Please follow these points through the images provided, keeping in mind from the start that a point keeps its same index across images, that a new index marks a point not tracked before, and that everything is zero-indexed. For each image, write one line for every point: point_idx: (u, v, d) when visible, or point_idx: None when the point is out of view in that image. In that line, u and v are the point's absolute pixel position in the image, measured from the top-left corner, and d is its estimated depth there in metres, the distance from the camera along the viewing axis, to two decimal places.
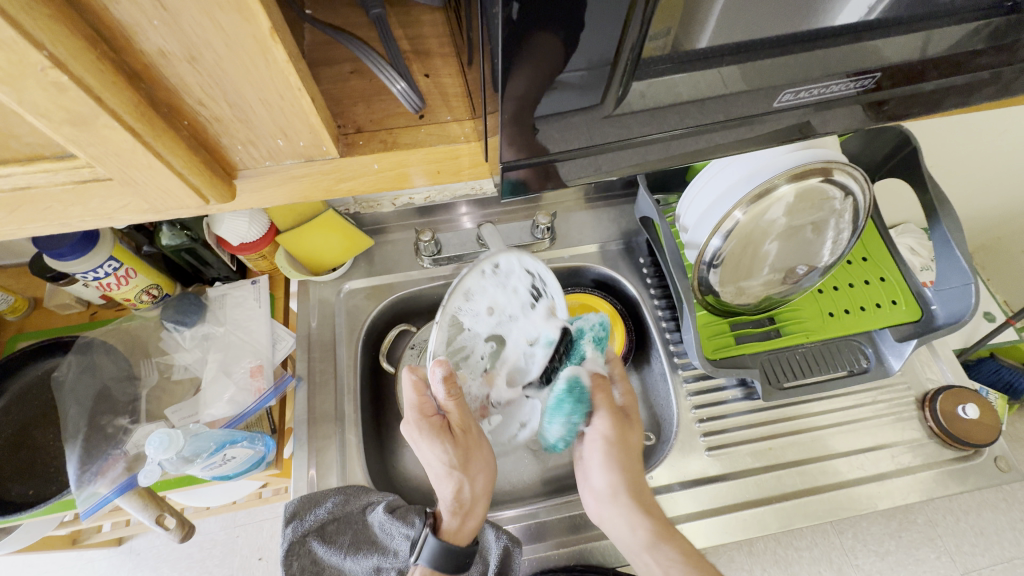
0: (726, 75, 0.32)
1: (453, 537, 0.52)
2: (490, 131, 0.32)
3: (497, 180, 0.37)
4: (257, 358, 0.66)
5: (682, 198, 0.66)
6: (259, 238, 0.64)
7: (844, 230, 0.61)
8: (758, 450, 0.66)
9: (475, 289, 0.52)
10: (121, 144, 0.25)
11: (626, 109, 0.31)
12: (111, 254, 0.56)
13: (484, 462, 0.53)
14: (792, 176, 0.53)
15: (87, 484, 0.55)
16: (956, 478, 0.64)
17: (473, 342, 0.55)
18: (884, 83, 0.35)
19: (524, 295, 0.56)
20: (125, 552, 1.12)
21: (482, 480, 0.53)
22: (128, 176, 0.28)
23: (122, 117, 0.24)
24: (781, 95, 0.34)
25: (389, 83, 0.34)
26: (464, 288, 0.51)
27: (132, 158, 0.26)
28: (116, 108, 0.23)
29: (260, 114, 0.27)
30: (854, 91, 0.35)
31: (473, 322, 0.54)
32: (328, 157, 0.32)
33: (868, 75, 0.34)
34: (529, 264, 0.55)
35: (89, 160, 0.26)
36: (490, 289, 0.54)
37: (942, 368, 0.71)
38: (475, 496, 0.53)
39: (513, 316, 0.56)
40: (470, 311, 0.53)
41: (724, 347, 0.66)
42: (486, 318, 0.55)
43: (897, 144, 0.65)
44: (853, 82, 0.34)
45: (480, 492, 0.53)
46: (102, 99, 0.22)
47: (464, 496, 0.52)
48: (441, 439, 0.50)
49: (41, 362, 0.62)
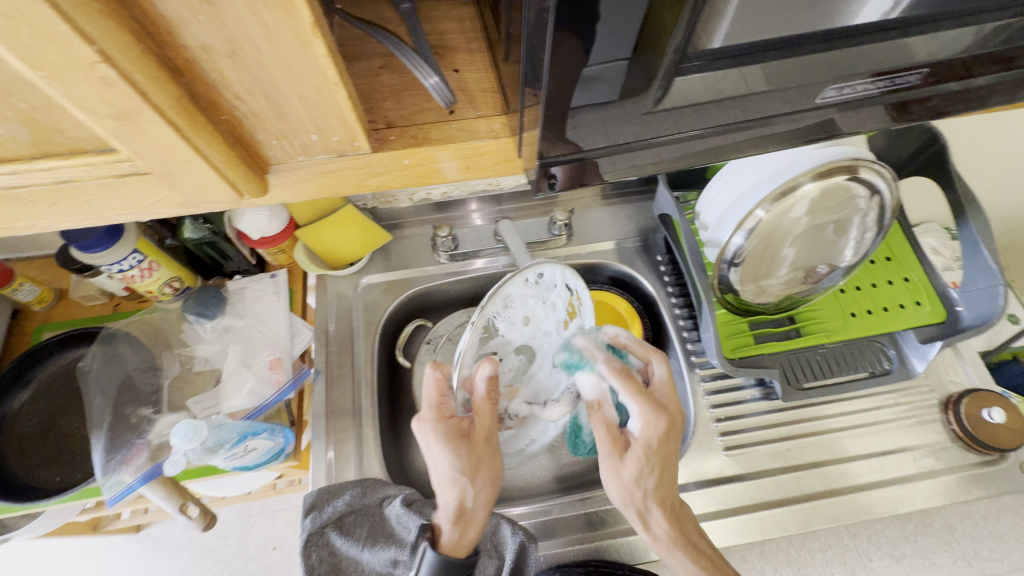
0: (763, 72, 0.31)
1: (454, 553, 0.50)
2: (523, 127, 0.32)
3: (525, 176, 0.36)
4: (276, 352, 0.66)
5: (703, 195, 0.65)
6: (279, 232, 0.65)
7: (869, 230, 0.60)
8: (777, 450, 0.65)
9: (518, 299, 0.56)
10: (160, 139, 0.25)
11: (661, 104, 0.31)
12: (135, 247, 0.57)
13: (493, 476, 0.53)
14: (818, 173, 0.52)
15: (112, 472, 0.56)
16: (981, 483, 0.63)
17: (507, 350, 0.58)
18: (925, 81, 0.34)
19: (561, 313, 0.60)
20: (144, 538, 1.15)
21: (488, 494, 0.52)
22: (166, 171, 0.28)
23: (163, 112, 0.24)
24: (824, 92, 0.34)
25: (422, 79, 0.34)
26: (513, 304, 0.56)
27: (172, 153, 0.26)
28: (159, 103, 0.23)
29: (295, 110, 0.28)
30: (897, 88, 0.35)
31: (509, 332, 0.57)
32: (359, 153, 0.32)
33: (910, 72, 0.33)
34: (571, 281, 0.60)
35: (128, 155, 0.27)
36: (529, 299, 0.58)
37: (967, 370, 0.70)
38: (479, 508, 0.52)
39: (547, 331, 0.60)
40: (506, 319, 0.56)
41: (743, 347, 0.66)
42: (521, 328, 0.58)
43: (923, 141, 0.64)
44: (897, 78, 0.34)
45: (486, 504, 0.52)
46: (146, 95, 0.23)
47: (469, 505, 0.51)
48: (459, 444, 0.51)
49: (68, 352, 0.64)
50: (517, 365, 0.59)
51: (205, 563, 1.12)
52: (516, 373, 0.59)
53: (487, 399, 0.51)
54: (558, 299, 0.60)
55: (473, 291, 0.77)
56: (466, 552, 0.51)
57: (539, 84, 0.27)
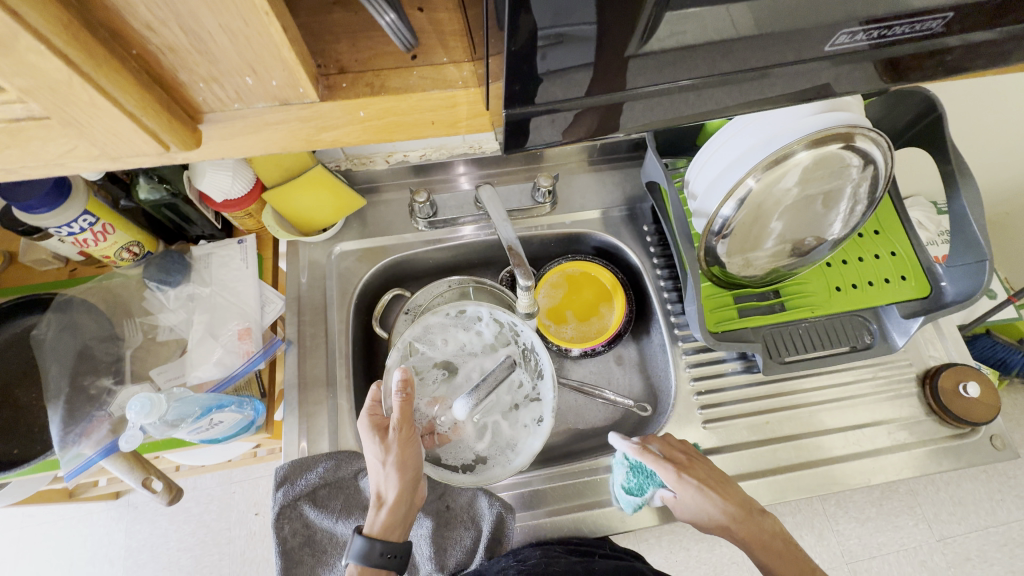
0: (764, 13, 0.28)
1: (376, 534, 0.48)
2: (489, 75, 0.28)
3: (497, 136, 0.33)
4: (245, 321, 0.63)
5: (692, 163, 0.62)
6: (245, 194, 0.61)
7: (860, 202, 0.59)
8: (754, 423, 0.65)
9: (437, 328, 0.64)
10: (52, 75, 0.22)
11: (647, 51, 0.28)
12: (87, 207, 0.53)
13: (411, 462, 0.51)
14: (811, 141, 0.49)
15: (71, 445, 0.54)
16: (950, 455, 0.65)
17: (427, 366, 0.63)
18: (948, 27, 0.30)
19: (486, 338, 0.65)
20: (123, 505, 1.13)
21: (401, 479, 0.49)
22: (69, 114, 0.24)
23: (48, 40, 0.20)
24: (835, 38, 0.30)
25: (375, 15, 0.28)
26: (432, 331, 0.63)
27: (71, 93, 0.23)
28: (41, 28, 0.20)
29: (221, 45, 0.24)
30: (916, 35, 0.31)
31: (430, 351, 0.63)
32: (306, 101, 0.28)
33: (935, 17, 0.29)
34: (498, 316, 0.64)
35: (20, 95, 0.23)
36: (450, 327, 0.64)
37: (946, 345, 0.70)
38: (392, 487, 0.49)
39: (472, 352, 0.65)
40: (427, 339, 0.63)
41: (727, 320, 0.64)
42: (444, 348, 0.64)
43: (922, 110, 0.61)
44: (914, 24, 0.30)
45: (398, 485, 0.49)
46: (19, 14, 0.19)
47: (384, 486, 0.50)
48: (379, 438, 0.51)
49: (19, 320, 0.60)
50: (443, 376, 0.64)
51: (187, 528, 1.12)
52: (444, 383, 0.64)
53: (401, 400, 0.50)
54: (483, 327, 0.65)
55: (453, 260, 0.75)
56: (388, 538, 0.49)
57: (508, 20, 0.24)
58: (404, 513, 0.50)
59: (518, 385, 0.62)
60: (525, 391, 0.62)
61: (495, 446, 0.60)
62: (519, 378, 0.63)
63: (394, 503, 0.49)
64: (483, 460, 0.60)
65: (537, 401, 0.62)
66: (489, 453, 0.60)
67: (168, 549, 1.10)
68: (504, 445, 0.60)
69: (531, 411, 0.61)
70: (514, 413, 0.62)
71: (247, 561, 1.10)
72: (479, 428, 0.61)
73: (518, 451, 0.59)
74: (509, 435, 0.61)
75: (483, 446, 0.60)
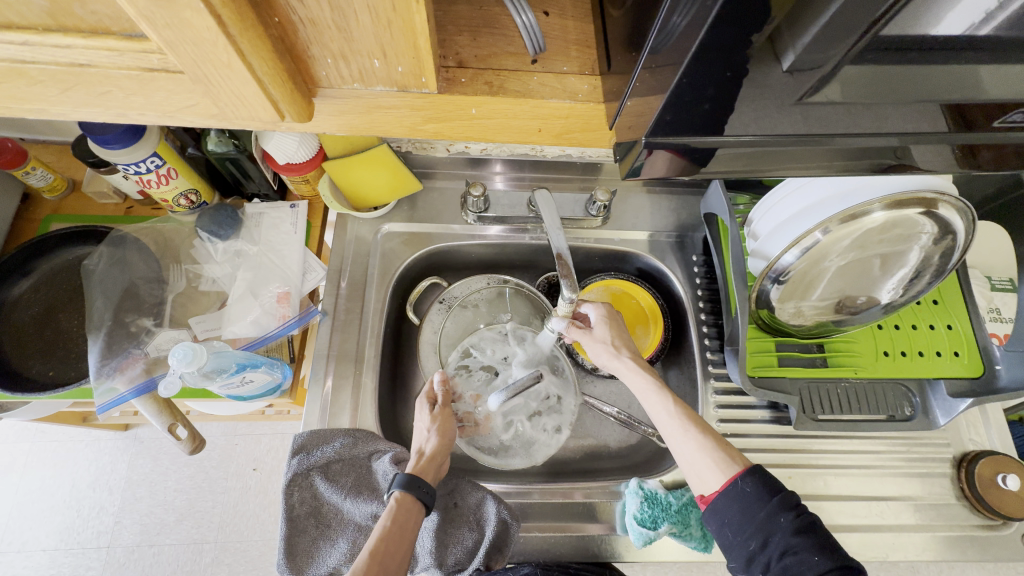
0: (918, 75, 0.27)
1: (416, 473, 0.53)
2: (629, 93, 0.30)
3: (615, 151, 0.35)
4: (285, 285, 0.64)
5: (757, 203, 0.61)
6: (306, 161, 0.61)
7: (926, 271, 0.56)
8: (776, 476, 0.63)
9: (489, 340, 0.68)
10: (200, 32, 0.22)
11: (792, 98, 0.27)
12: (156, 150, 0.53)
13: (450, 432, 0.58)
14: (892, 202, 0.47)
15: (105, 378, 0.55)
16: (976, 545, 0.62)
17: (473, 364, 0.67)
18: None
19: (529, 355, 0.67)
20: (130, 438, 1.16)
21: (442, 441, 0.57)
22: (202, 71, 0.25)
23: (209, 1, 0.21)
24: (964, 106, 0.29)
25: (514, 14, 0.31)
26: (483, 341, 0.68)
27: (211, 51, 0.24)
28: None
29: (362, 25, 0.25)
30: None
31: (479, 355, 0.67)
32: (424, 90, 0.30)
33: None
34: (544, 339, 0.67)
35: (161, 46, 0.24)
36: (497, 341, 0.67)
37: (989, 431, 0.67)
38: (432, 442, 0.56)
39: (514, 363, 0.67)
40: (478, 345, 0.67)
41: (764, 366, 0.63)
42: (491, 355, 0.67)
43: (1005, 186, 0.59)
44: None
45: (437, 442, 0.56)
46: None
47: (424, 443, 0.57)
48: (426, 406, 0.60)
49: (74, 248, 0.62)
50: (486, 377, 0.67)
51: (185, 471, 1.14)
52: (484, 384, 0.66)
53: (442, 381, 0.61)
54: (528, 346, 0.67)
55: (495, 257, 0.74)
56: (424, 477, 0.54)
57: (672, 44, 0.24)
58: (439, 466, 0.56)
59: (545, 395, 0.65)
60: (551, 402, 0.65)
61: (517, 438, 0.64)
62: (547, 390, 0.65)
63: (431, 455, 0.55)
64: (506, 449, 0.64)
65: (560, 411, 0.65)
66: (511, 445, 0.64)
67: (166, 487, 1.13)
68: (527, 444, 0.64)
69: (553, 418, 0.65)
70: (538, 417, 0.65)
71: (237, 514, 1.12)
72: (506, 422, 0.65)
73: (535, 450, 0.63)
74: (531, 435, 0.64)
75: (508, 440, 0.64)
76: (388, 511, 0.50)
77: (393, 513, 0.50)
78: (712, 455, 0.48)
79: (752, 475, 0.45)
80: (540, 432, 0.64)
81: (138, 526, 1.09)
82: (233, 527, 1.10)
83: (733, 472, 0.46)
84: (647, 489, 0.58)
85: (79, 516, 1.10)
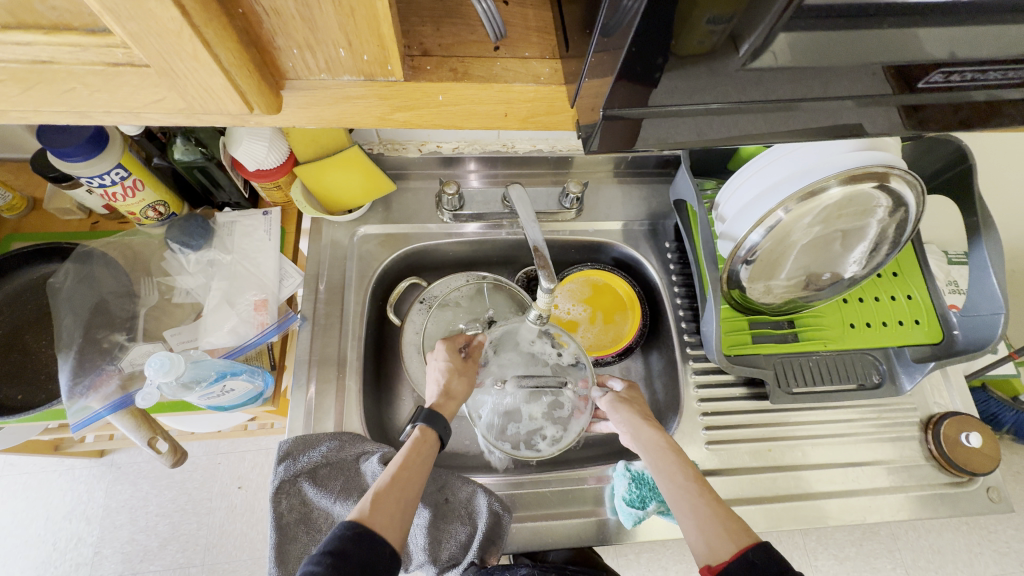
0: (856, 43, 0.29)
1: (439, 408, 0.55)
2: (587, 74, 0.31)
3: (577, 132, 0.37)
4: (262, 292, 0.63)
5: (723, 187, 0.63)
6: (276, 167, 0.60)
7: (884, 244, 0.59)
8: (757, 449, 0.65)
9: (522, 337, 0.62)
10: (165, 24, 0.23)
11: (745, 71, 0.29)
12: (119, 162, 0.52)
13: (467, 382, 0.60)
14: (847, 177, 0.50)
15: (78, 397, 0.54)
16: (946, 502, 0.65)
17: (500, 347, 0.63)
18: (1006, 76, 0.32)
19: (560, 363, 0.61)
20: (106, 464, 1.12)
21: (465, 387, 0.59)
22: (167, 64, 0.26)
23: None
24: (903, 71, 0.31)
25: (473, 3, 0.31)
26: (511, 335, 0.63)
27: (176, 42, 0.24)
28: None
29: (325, 14, 0.25)
30: (975, 83, 0.33)
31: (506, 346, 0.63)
32: (390, 78, 0.31)
33: (995, 69, 0.31)
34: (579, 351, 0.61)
35: (125, 40, 0.24)
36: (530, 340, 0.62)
37: (951, 394, 0.70)
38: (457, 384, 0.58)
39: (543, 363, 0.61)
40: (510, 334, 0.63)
41: (739, 345, 0.65)
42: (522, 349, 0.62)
43: (953, 159, 0.61)
44: (975, 74, 0.31)
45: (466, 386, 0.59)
46: None
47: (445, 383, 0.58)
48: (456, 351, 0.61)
49: (39, 266, 0.60)
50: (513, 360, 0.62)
51: (167, 495, 1.11)
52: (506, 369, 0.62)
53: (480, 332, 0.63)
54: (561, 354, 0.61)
55: (472, 255, 0.75)
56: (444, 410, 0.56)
57: (626, 24, 0.26)
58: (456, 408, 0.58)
59: (560, 406, 0.60)
60: (559, 415, 0.60)
61: (517, 432, 0.60)
62: (564, 401, 0.60)
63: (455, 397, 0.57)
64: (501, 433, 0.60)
65: (562, 427, 0.60)
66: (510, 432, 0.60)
67: (147, 513, 1.09)
68: (523, 443, 0.59)
69: (556, 431, 0.60)
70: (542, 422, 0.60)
71: (224, 534, 1.09)
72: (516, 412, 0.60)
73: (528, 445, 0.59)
74: (529, 432, 0.60)
75: (508, 432, 0.60)
76: (408, 444, 0.52)
77: (414, 446, 0.52)
78: (722, 526, 0.44)
79: (764, 549, 0.41)
80: (538, 438, 0.60)
81: (120, 554, 1.06)
82: (220, 549, 1.08)
83: (743, 545, 0.42)
84: (634, 471, 0.60)
85: (55, 550, 1.06)
